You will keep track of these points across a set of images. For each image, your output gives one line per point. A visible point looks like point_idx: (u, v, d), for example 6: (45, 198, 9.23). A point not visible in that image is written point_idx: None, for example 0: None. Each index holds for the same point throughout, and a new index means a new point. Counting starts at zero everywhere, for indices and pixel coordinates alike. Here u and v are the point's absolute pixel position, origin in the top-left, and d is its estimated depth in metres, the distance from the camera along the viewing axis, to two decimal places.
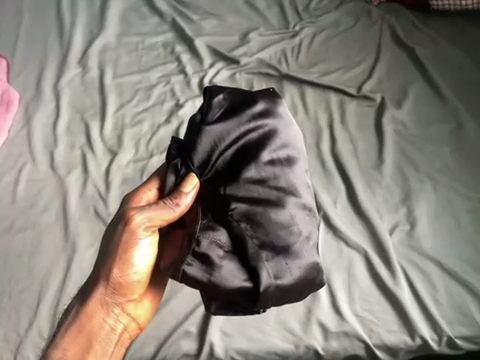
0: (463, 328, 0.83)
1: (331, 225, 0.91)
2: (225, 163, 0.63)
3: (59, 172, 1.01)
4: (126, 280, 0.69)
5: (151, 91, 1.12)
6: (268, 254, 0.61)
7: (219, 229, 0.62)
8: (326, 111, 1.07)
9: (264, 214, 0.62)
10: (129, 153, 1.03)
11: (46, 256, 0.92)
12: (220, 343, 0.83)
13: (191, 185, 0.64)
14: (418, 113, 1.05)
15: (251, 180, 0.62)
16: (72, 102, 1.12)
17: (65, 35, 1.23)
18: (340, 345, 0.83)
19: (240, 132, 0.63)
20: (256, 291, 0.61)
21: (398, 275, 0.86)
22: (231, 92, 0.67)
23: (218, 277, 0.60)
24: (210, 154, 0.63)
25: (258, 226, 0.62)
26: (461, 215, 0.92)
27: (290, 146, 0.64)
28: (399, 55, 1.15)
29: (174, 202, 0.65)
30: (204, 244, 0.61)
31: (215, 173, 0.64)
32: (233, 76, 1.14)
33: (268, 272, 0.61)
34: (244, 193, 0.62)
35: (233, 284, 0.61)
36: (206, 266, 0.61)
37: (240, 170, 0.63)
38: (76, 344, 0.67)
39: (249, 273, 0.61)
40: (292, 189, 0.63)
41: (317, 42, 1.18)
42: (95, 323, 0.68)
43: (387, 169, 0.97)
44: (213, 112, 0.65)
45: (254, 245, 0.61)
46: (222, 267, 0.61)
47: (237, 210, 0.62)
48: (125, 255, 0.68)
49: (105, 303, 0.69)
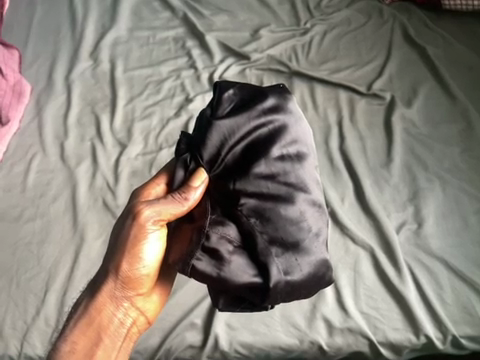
0: (468, 327, 0.83)
1: (338, 222, 0.92)
2: (234, 158, 0.63)
3: (69, 163, 1.02)
4: (135, 274, 0.69)
5: (161, 85, 1.13)
6: (278, 250, 0.61)
7: (228, 224, 0.62)
8: (336, 108, 1.07)
9: (273, 210, 0.61)
10: (138, 146, 1.04)
11: (55, 245, 0.93)
12: (225, 336, 0.84)
13: (200, 180, 0.64)
14: (428, 112, 1.05)
15: (261, 176, 0.62)
16: (83, 94, 1.13)
17: (77, 27, 1.24)
18: (344, 341, 0.83)
19: (250, 127, 0.63)
20: (265, 287, 0.60)
21: (404, 272, 0.86)
22: (241, 87, 0.67)
23: (228, 272, 0.60)
24: (219, 149, 0.63)
25: (267, 221, 0.61)
26: (469, 215, 0.91)
27: (300, 142, 0.64)
28: (410, 54, 1.15)
29: (183, 196, 0.65)
30: (214, 238, 0.61)
31: (225, 169, 0.63)
32: (243, 72, 1.14)
33: (278, 267, 0.60)
34: (253, 189, 0.62)
35: (243, 280, 0.60)
36: (215, 261, 0.60)
37: (250, 166, 0.62)
38: (86, 338, 0.67)
39: (258, 269, 0.60)
40: (302, 185, 0.63)
41: (327, 40, 1.18)
42: (104, 317, 0.68)
43: (395, 168, 0.97)
44: (223, 107, 0.65)
45: (264, 241, 0.61)
46: (231, 261, 0.60)
47: (246, 206, 0.62)
48: (134, 249, 0.68)
49: (115, 297, 0.69)
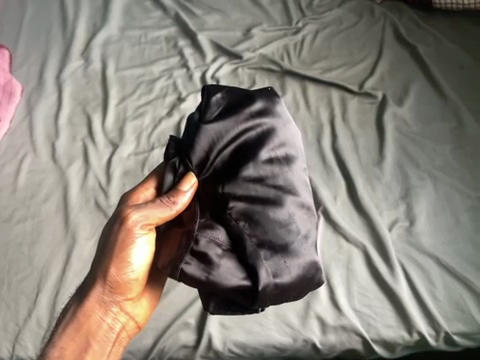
0: (460, 324, 0.83)
1: (330, 220, 0.92)
2: (223, 161, 0.63)
3: (60, 164, 1.01)
4: (123, 278, 0.69)
5: (153, 85, 1.12)
6: (266, 253, 0.61)
7: (217, 228, 0.62)
8: (328, 107, 1.07)
9: (262, 213, 0.61)
10: (130, 146, 1.03)
11: (46, 246, 0.92)
12: (218, 335, 0.84)
13: (189, 183, 0.64)
14: (419, 111, 1.05)
15: (249, 179, 0.62)
16: (74, 94, 1.12)
17: (68, 27, 1.23)
18: (337, 339, 0.83)
19: (238, 130, 0.63)
20: (254, 290, 0.60)
21: (396, 270, 0.86)
22: (229, 91, 0.67)
23: (216, 275, 0.60)
24: (208, 153, 0.63)
25: (256, 225, 0.61)
26: (460, 212, 0.92)
27: (288, 145, 0.64)
28: (401, 53, 1.16)
29: (171, 200, 0.64)
30: (203, 242, 0.61)
31: (214, 172, 0.63)
32: (235, 71, 1.14)
33: (267, 270, 0.60)
34: (242, 192, 0.62)
35: (231, 283, 0.60)
36: (204, 265, 0.60)
37: (238, 169, 0.62)
38: (74, 344, 0.67)
39: (247, 272, 0.60)
40: (290, 188, 0.63)
41: (319, 39, 1.19)
42: (93, 322, 0.68)
43: (387, 166, 0.98)
44: (211, 111, 0.65)
45: (252, 244, 0.61)
46: (220, 265, 0.60)
47: (235, 209, 0.62)
48: (122, 253, 0.67)
49: (103, 302, 0.69)
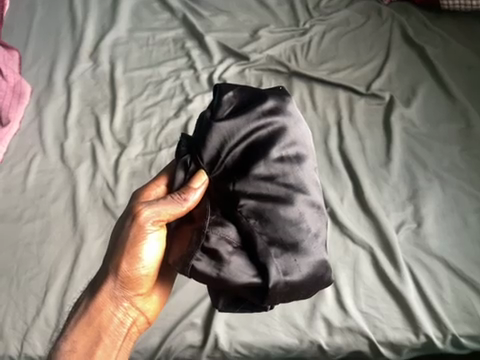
0: (467, 327, 0.83)
1: (337, 222, 0.92)
2: (234, 159, 0.63)
3: (69, 164, 1.02)
4: (134, 274, 0.69)
5: (161, 86, 1.13)
6: (277, 250, 0.61)
7: (228, 225, 0.62)
8: (335, 108, 1.07)
9: (272, 211, 0.61)
10: (138, 146, 1.04)
11: (55, 245, 0.93)
12: (224, 335, 0.84)
13: (200, 181, 0.64)
14: (427, 112, 1.05)
15: (260, 177, 0.62)
16: (83, 95, 1.13)
17: (77, 29, 1.25)
18: (343, 341, 0.83)
19: (250, 128, 0.63)
20: (264, 287, 0.60)
21: (403, 272, 0.86)
22: (241, 89, 0.67)
23: (227, 272, 0.60)
24: (219, 151, 0.63)
25: (266, 222, 0.61)
26: (468, 214, 0.91)
27: (299, 144, 0.64)
28: (409, 54, 1.15)
29: (182, 197, 0.65)
30: (213, 239, 0.61)
31: (224, 170, 0.63)
32: (242, 72, 1.14)
33: (277, 268, 0.60)
34: (252, 190, 0.62)
35: (242, 280, 0.60)
36: (215, 261, 0.61)
37: (249, 167, 0.62)
38: (86, 337, 0.67)
39: (258, 269, 0.61)
40: (301, 187, 0.63)
41: (327, 40, 1.19)
42: (104, 316, 0.68)
43: (395, 168, 0.98)
44: (223, 109, 0.65)
45: (263, 241, 0.61)
46: (230, 262, 0.60)
47: (245, 207, 0.62)
48: (134, 249, 0.68)
49: (114, 297, 0.69)
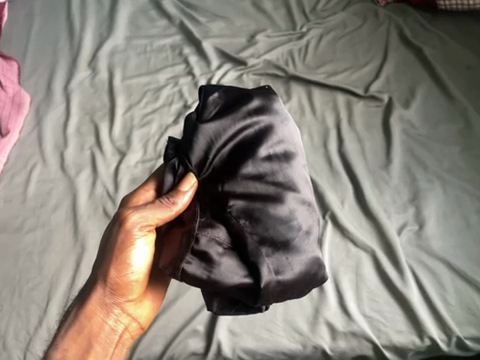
0: (472, 329, 0.82)
1: (338, 225, 0.91)
2: (222, 160, 0.63)
3: (69, 173, 1.02)
4: (124, 280, 0.69)
5: (159, 92, 1.13)
6: (268, 250, 0.60)
7: (218, 226, 0.61)
8: (334, 111, 1.07)
9: (262, 210, 0.61)
10: (138, 154, 1.04)
11: (56, 254, 0.93)
12: (227, 342, 0.83)
13: (189, 184, 0.64)
14: (426, 113, 1.05)
15: (249, 176, 0.62)
16: (82, 104, 1.13)
17: (75, 38, 1.25)
18: (348, 345, 0.82)
19: (236, 128, 0.63)
20: (256, 288, 0.59)
21: (406, 275, 0.85)
22: (226, 90, 0.67)
23: (218, 273, 0.59)
24: (207, 152, 0.63)
25: (256, 222, 0.61)
26: (470, 214, 0.91)
27: (286, 142, 0.64)
28: (407, 55, 1.15)
29: (171, 201, 0.65)
30: (203, 241, 0.60)
31: (213, 172, 0.63)
32: (240, 77, 1.14)
33: (269, 267, 0.59)
34: (242, 190, 0.62)
35: (234, 281, 0.59)
36: (205, 263, 0.60)
37: (238, 167, 0.62)
38: (77, 345, 0.67)
39: (248, 269, 0.60)
40: (290, 184, 0.63)
41: (324, 43, 1.19)
42: (95, 323, 0.68)
43: (395, 169, 0.97)
44: (209, 111, 0.65)
45: (254, 241, 0.60)
46: (221, 263, 0.59)
47: (235, 207, 0.61)
48: (122, 255, 0.68)
49: (105, 304, 0.69)
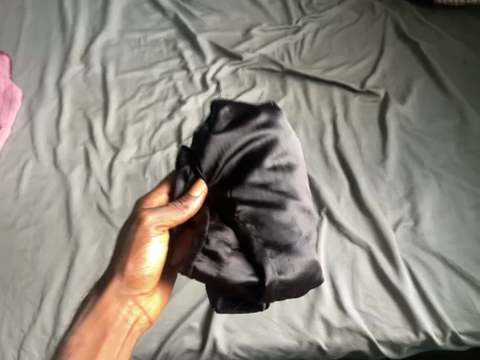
0: (467, 324, 0.82)
1: (334, 221, 0.91)
2: (230, 169, 0.62)
3: (62, 169, 1.01)
4: (140, 274, 0.70)
5: (154, 87, 1.12)
6: (272, 252, 0.60)
7: (226, 229, 0.61)
8: (330, 107, 1.07)
9: (267, 216, 0.60)
10: (132, 150, 1.03)
11: (50, 251, 0.92)
12: (223, 339, 0.83)
13: (199, 190, 0.63)
14: (422, 108, 1.04)
15: (255, 184, 0.61)
16: (75, 99, 1.12)
17: (68, 32, 1.23)
18: (343, 341, 0.83)
19: (246, 139, 0.62)
20: (261, 287, 0.59)
21: (401, 270, 0.86)
22: (236, 105, 0.66)
23: (226, 272, 0.58)
24: (216, 161, 0.62)
25: (261, 226, 0.60)
26: (466, 210, 0.91)
27: (290, 154, 0.64)
28: (403, 50, 1.14)
29: (183, 204, 0.64)
30: (213, 242, 0.59)
31: (221, 180, 0.62)
32: (235, 72, 1.13)
33: (273, 268, 0.59)
34: (249, 197, 0.61)
35: (241, 279, 0.58)
36: (215, 262, 0.59)
37: (244, 176, 0.61)
38: (92, 332, 0.67)
39: (254, 269, 0.59)
40: (294, 194, 0.62)
41: (320, 38, 1.18)
42: (110, 313, 0.69)
43: (391, 165, 0.97)
44: (220, 124, 0.63)
45: (259, 244, 0.60)
46: (230, 262, 0.59)
47: (242, 212, 0.61)
48: (139, 251, 0.68)
49: (120, 295, 0.70)
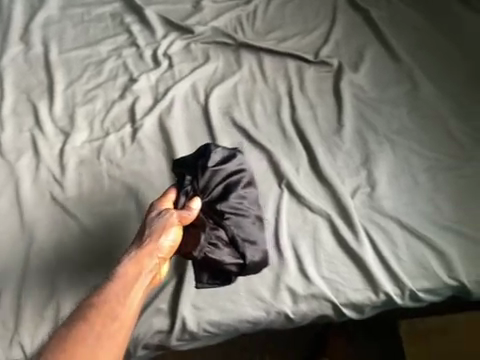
0: (423, 281, 0.87)
1: (294, 193, 0.92)
2: (219, 191, 0.85)
3: (9, 158, 0.96)
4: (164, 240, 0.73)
5: (102, 66, 1.06)
6: (248, 244, 0.83)
7: (220, 229, 0.83)
8: (285, 78, 1.06)
9: (244, 220, 0.85)
10: (84, 133, 0.99)
11: (4, 246, 0.88)
12: (192, 317, 0.84)
13: (197, 203, 0.80)
14: (375, 76, 1.06)
15: (236, 200, 0.85)
16: (16, 82, 1.05)
17: (2, 9, 1.14)
18: (309, 307, 0.86)
19: (231, 171, 0.87)
20: (243, 265, 0.83)
21: (361, 235, 0.89)
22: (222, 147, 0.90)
23: (223, 256, 0.81)
24: (210, 183, 0.85)
25: (240, 227, 0.84)
26: (419, 174, 0.94)
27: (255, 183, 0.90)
28: (354, 18, 1.14)
29: (189, 208, 0.79)
30: (214, 235, 0.82)
31: (212, 197, 0.84)
32: (188, 46, 1.10)
33: (250, 253, 0.83)
34: (232, 208, 0.84)
35: (231, 260, 0.82)
36: (214, 249, 0.81)
37: (228, 194, 0.85)
38: (129, 276, 0.70)
39: (239, 255, 0.83)
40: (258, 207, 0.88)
41: (272, 8, 1.15)
42: (144, 263, 0.71)
43: (347, 134, 0.98)
44: (212, 158, 0.87)
45: (240, 239, 0.83)
46: (226, 249, 0.82)
47: (229, 219, 0.83)
48: (164, 228, 0.74)
49: (152, 252, 0.72)
